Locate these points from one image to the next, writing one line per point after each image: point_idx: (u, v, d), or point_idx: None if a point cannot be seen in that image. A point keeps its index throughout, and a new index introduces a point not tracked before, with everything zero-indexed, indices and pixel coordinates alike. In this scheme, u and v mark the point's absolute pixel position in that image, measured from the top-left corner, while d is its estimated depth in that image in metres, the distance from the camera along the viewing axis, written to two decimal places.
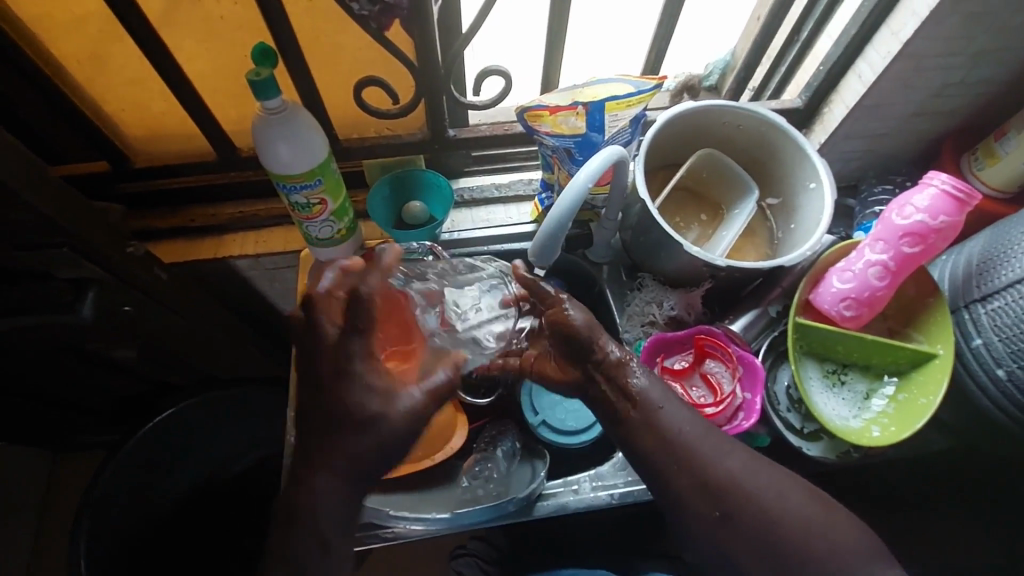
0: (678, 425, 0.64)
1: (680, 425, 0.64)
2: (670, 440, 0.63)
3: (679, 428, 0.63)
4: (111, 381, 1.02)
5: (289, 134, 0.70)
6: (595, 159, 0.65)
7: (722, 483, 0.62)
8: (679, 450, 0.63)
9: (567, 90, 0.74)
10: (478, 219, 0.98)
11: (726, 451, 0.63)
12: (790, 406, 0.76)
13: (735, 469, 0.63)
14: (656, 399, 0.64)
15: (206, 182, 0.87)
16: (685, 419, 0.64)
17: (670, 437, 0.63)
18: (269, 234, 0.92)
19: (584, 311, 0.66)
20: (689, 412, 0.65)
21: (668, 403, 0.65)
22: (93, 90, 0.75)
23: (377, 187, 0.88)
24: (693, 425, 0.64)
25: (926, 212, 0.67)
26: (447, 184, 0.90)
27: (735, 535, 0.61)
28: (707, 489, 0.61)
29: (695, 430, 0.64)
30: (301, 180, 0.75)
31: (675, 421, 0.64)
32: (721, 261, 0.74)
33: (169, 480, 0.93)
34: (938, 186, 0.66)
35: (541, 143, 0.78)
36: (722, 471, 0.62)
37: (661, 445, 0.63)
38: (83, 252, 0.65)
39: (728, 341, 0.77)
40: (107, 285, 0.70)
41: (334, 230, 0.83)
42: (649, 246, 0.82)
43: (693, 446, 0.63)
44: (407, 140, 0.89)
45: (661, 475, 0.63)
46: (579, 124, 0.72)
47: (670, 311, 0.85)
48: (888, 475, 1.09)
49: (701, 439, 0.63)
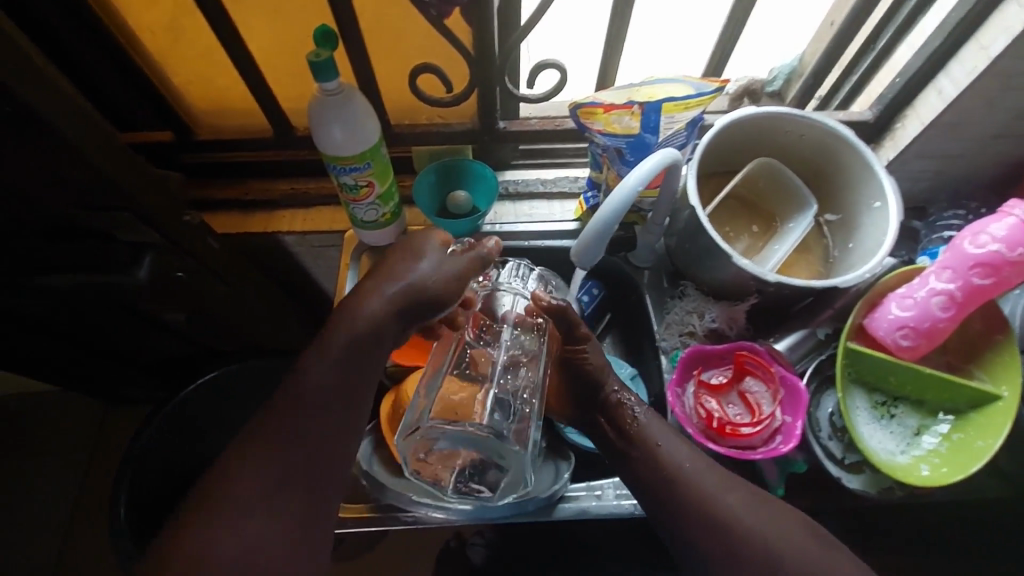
0: (677, 458, 0.63)
1: (679, 457, 0.63)
2: (668, 471, 0.63)
3: (678, 460, 0.63)
4: (159, 342, 1.07)
5: (343, 117, 0.72)
6: (646, 162, 0.62)
7: (722, 519, 0.60)
8: (678, 481, 0.62)
9: (623, 88, 0.72)
10: (521, 213, 0.97)
11: (727, 487, 0.62)
12: (832, 435, 0.72)
13: (738, 506, 0.60)
14: (656, 436, 0.65)
15: (261, 159, 0.90)
16: (684, 452, 0.64)
17: (669, 468, 0.63)
18: (317, 213, 0.95)
19: (600, 356, 0.70)
20: (689, 448, 0.65)
21: (667, 436, 0.66)
22: (164, 62, 0.78)
23: (424, 174, 0.88)
24: (694, 460, 0.63)
25: (1002, 242, 0.62)
26: (493, 176, 0.90)
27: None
28: (708, 523, 0.60)
29: (695, 464, 0.63)
30: (351, 163, 0.76)
31: (675, 454, 0.64)
32: (773, 277, 0.71)
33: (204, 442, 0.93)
34: (1018, 216, 0.62)
35: (591, 140, 0.76)
36: (723, 507, 0.60)
37: (660, 476, 0.63)
38: (141, 217, 0.68)
39: (771, 360, 0.74)
40: (163, 250, 0.73)
41: (380, 213, 0.84)
42: (695, 255, 0.80)
43: (693, 479, 0.62)
44: (457, 129, 0.90)
45: (661, 504, 0.62)
46: (634, 124, 0.70)
47: (710, 324, 0.82)
48: (931, 520, 1.02)
49: (701, 470, 0.63)
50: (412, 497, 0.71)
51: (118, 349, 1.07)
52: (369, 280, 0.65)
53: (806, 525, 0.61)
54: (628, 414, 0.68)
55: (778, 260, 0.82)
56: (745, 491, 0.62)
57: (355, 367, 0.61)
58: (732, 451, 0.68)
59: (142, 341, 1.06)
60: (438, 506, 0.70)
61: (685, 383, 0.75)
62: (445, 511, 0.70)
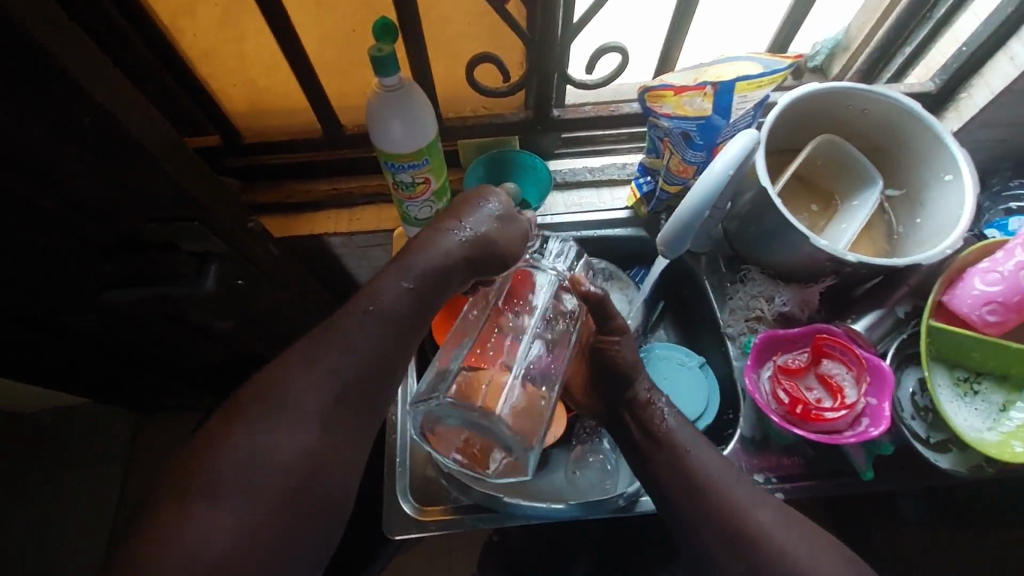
0: (708, 468, 0.61)
1: (710, 469, 0.61)
2: (696, 482, 0.60)
3: (708, 472, 0.61)
4: (202, 350, 1.05)
5: (403, 112, 0.70)
6: (732, 148, 0.64)
7: (751, 537, 0.57)
8: (705, 494, 0.59)
9: (691, 69, 0.71)
10: (571, 203, 0.95)
11: (759, 500, 0.59)
12: (915, 414, 0.71)
13: (768, 523, 0.58)
14: (686, 440, 0.63)
15: (307, 159, 0.88)
16: (714, 459, 0.61)
17: (697, 481, 0.60)
18: (362, 212, 0.93)
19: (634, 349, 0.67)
20: (720, 457, 0.62)
21: (699, 447, 0.62)
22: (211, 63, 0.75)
23: (472, 168, 0.87)
24: (722, 467, 0.61)
25: None
26: (544, 166, 0.89)
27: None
28: (727, 539, 0.58)
29: (726, 475, 0.60)
30: (410, 159, 0.74)
31: (706, 463, 0.61)
32: (853, 257, 0.69)
33: None
34: None
35: (655, 125, 0.75)
36: (753, 524, 0.58)
37: (683, 488, 0.60)
38: (209, 226, 0.65)
39: (850, 341, 0.72)
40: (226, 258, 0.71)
41: (434, 211, 0.82)
42: (761, 237, 0.78)
43: (722, 494, 0.59)
44: (509, 120, 0.87)
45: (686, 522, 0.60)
46: (706, 106, 0.68)
47: (780, 307, 0.79)
48: (993, 494, 1.01)
49: (729, 484, 0.60)
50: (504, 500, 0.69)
51: (161, 359, 1.05)
52: (421, 234, 0.62)
53: (831, 546, 0.58)
54: (655, 415, 0.65)
55: (848, 240, 0.80)
56: (774, 506, 0.60)
57: (389, 347, 0.56)
58: (821, 437, 0.66)
59: (186, 350, 1.04)
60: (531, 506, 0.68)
61: (759, 367, 0.74)
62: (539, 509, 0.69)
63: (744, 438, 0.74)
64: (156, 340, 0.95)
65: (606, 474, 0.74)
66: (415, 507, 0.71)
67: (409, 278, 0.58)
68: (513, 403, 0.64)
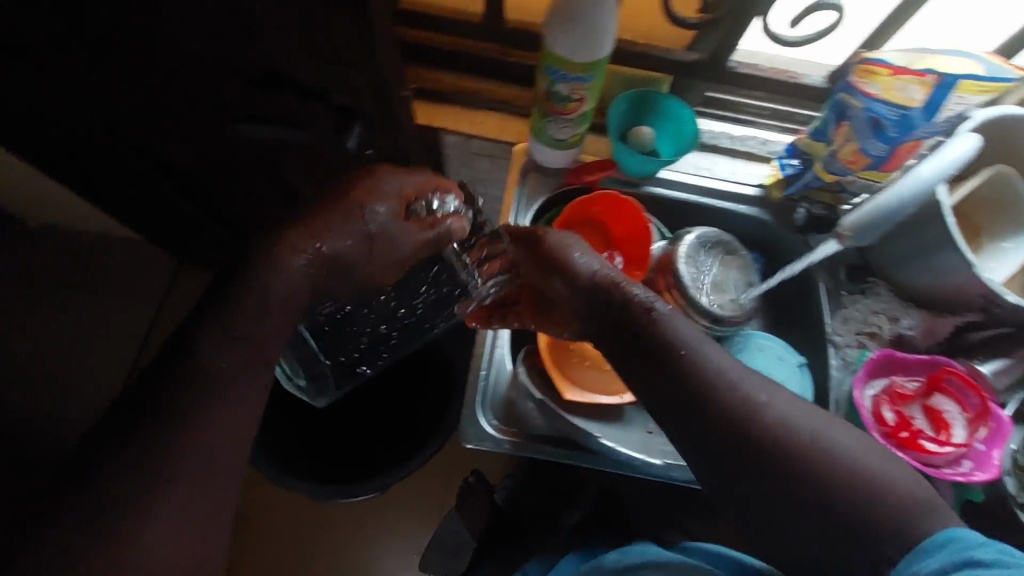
0: (716, 367, 0.53)
1: (717, 369, 0.52)
2: (697, 385, 0.52)
3: (717, 371, 0.52)
4: (276, 220, 1.01)
5: (591, 16, 0.63)
6: (956, 152, 0.61)
7: (766, 427, 0.51)
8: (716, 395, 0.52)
9: (913, 51, 0.63)
10: (701, 167, 0.88)
11: (782, 396, 0.52)
12: (1011, 471, 0.68)
13: (783, 419, 0.51)
14: (682, 339, 0.54)
15: (446, 45, 0.82)
16: (721, 359, 0.53)
17: (703, 385, 0.52)
18: (485, 117, 0.86)
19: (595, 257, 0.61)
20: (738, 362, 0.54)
21: (704, 344, 0.54)
22: None
23: (616, 102, 0.81)
24: (730, 362, 0.53)
25: None
26: (691, 117, 0.81)
27: (769, 500, 0.51)
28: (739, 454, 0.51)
29: (724, 376, 0.52)
30: (576, 71, 0.68)
31: (709, 358, 0.53)
32: (1013, 298, 0.65)
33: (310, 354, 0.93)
34: None
35: (844, 103, 0.69)
36: (769, 416, 0.51)
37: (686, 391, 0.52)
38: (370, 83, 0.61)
39: (972, 381, 0.69)
40: (370, 122, 0.67)
41: (572, 133, 0.77)
42: (909, 254, 0.73)
43: (733, 397, 0.51)
44: (677, 57, 0.77)
45: (688, 405, 0.52)
46: (917, 96, 0.62)
47: (904, 330, 0.77)
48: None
49: (737, 379, 0.52)
50: (592, 435, 0.69)
51: (231, 219, 1.01)
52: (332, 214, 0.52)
53: (865, 453, 0.51)
54: (638, 303, 0.56)
55: (1005, 277, 0.74)
56: (790, 398, 0.53)
57: (332, 273, 0.52)
58: (924, 467, 0.64)
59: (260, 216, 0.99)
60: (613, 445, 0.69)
61: (867, 383, 0.70)
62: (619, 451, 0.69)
63: None
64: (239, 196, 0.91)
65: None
66: (491, 423, 0.71)
67: (367, 228, 0.52)
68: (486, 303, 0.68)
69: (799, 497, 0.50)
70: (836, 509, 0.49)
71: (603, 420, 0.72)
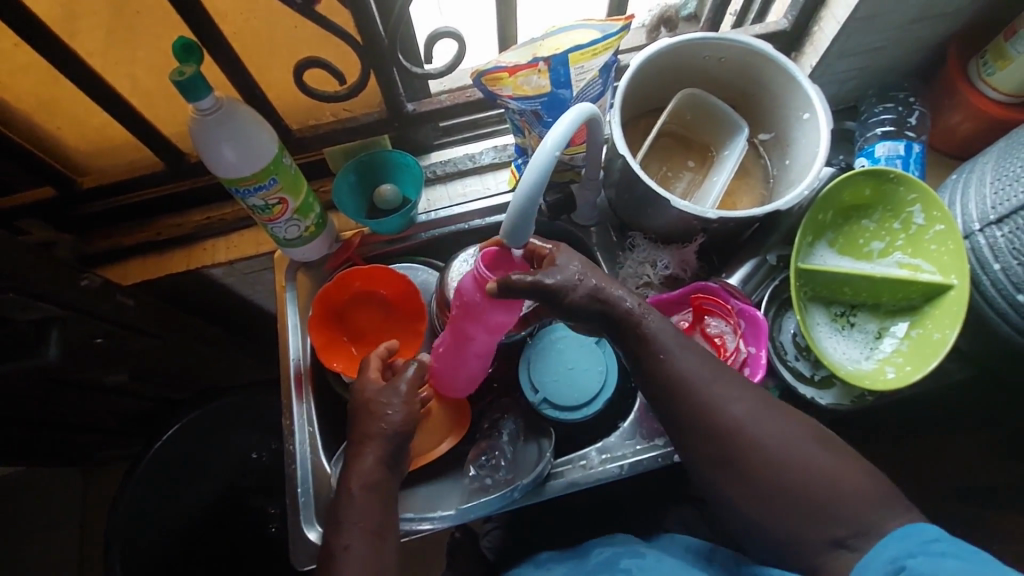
0: (779, 451, 0.59)
1: (804, 460, 0.58)
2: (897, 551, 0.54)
3: (866, 510, 0.56)
4: (115, 406, 1.01)
5: (229, 133, 0.64)
6: (622, 139, 0.71)
7: (749, 455, 0.59)
8: (759, 476, 0.59)
9: (527, 45, 0.67)
10: (455, 194, 0.92)
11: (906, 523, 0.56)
12: (798, 355, 0.75)
13: (831, 469, 0.58)
14: (660, 344, 0.61)
15: (169, 191, 0.83)
16: (743, 420, 0.59)
17: (730, 434, 0.59)
18: (241, 237, 0.87)
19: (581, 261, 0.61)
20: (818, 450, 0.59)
21: (817, 465, 0.58)
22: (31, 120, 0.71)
23: (342, 173, 0.80)
24: (706, 368, 0.61)
25: None
26: (416, 162, 0.83)
27: (776, 513, 0.58)
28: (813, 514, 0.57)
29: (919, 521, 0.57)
30: (254, 181, 0.68)
31: (804, 469, 0.58)
32: (713, 214, 0.69)
33: (221, 457, 1.07)
34: None
35: (506, 107, 0.72)
36: (732, 422, 0.59)
37: (661, 392, 0.61)
38: (34, 293, 0.65)
39: (726, 296, 0.73)
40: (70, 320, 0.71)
41: (302, 228, 0.77)
42: (635, 204, 0.76)
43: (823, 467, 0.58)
44: (363, 122, 0.82)
45: (711, 410, 0.60)
46: (543, 82, 0.66)
47: (664, 271, 0.80)
48: (947, 421, 0.97)
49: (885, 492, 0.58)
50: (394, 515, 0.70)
51: None
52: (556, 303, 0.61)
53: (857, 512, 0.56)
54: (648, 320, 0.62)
55: (719, 191, 0.78)
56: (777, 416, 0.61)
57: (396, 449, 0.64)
58: None
59: None
60: (424, 518, 0.69)
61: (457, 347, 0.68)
62: (431, 522, 0.69)
63: (644, 405, 0.76)
64: (57, 410, 0.91)
65: (498, 468, 0.75)
66: (320, 532, 0.72)
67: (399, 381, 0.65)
68: (308, 395, 0.78)
69: (808, 510, 0.57)
70: (833, 513, 0.57)
71: (434, 483, 0.76)
